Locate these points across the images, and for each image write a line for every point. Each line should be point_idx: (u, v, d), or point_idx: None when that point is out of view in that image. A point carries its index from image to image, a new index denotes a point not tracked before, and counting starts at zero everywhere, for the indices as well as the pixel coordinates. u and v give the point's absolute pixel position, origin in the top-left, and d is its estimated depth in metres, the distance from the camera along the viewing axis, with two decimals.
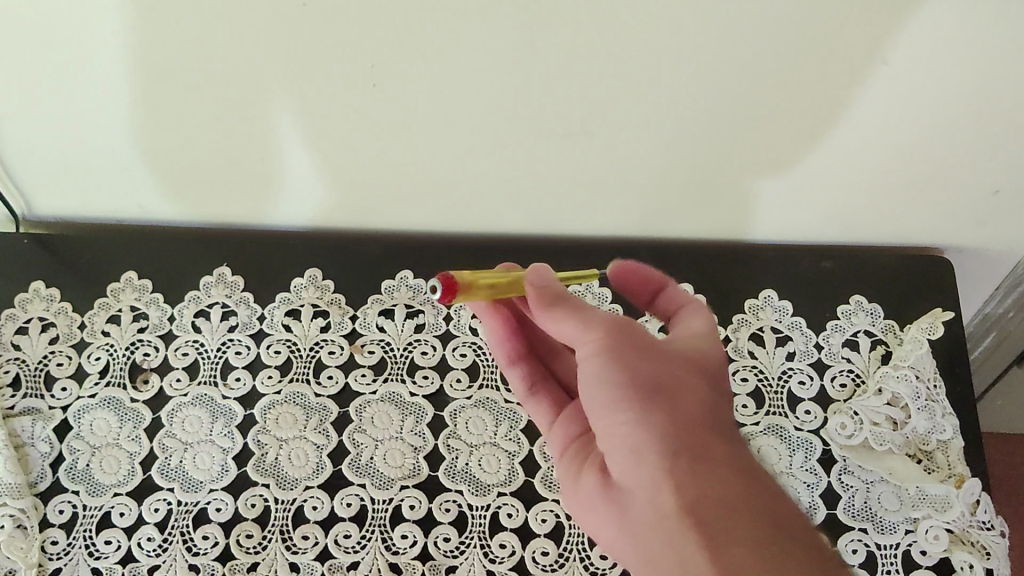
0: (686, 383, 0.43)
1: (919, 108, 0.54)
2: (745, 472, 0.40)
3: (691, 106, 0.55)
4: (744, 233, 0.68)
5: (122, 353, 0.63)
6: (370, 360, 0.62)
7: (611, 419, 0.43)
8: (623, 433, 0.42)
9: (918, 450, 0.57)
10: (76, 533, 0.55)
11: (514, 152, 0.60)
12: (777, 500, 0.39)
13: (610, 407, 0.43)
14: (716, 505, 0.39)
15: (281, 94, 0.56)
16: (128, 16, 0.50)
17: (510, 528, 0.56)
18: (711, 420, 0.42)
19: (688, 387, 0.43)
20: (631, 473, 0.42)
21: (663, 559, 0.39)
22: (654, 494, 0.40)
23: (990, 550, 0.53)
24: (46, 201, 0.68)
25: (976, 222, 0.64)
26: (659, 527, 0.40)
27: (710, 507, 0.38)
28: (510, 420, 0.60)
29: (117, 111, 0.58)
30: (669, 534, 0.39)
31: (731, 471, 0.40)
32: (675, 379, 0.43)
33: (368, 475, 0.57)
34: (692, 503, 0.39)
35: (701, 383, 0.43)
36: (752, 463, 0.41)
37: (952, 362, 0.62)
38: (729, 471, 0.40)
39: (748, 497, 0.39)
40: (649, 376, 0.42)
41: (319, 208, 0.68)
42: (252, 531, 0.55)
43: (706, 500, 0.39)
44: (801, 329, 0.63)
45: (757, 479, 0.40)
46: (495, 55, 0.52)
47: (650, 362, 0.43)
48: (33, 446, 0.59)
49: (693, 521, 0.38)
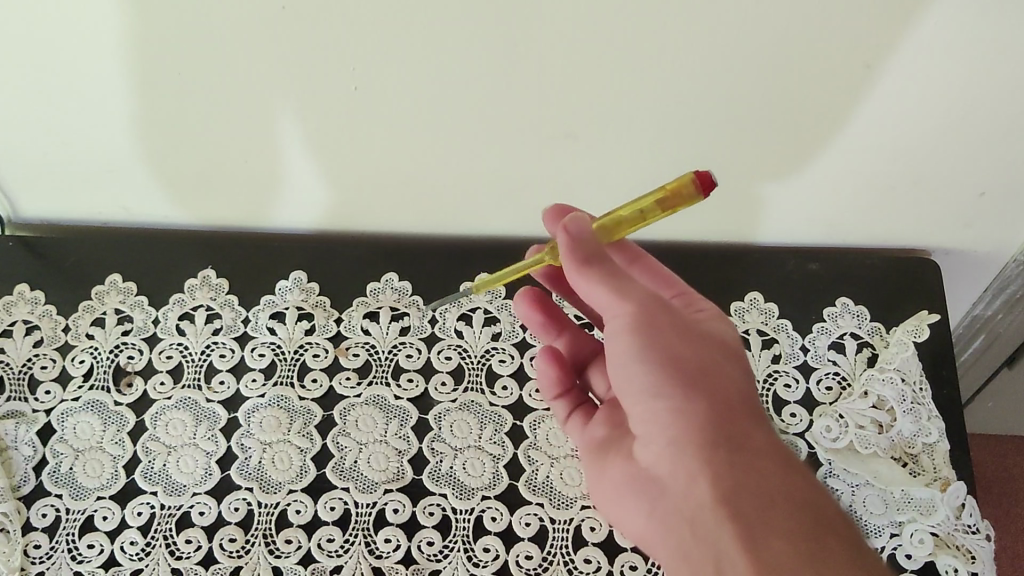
0: (719, 365, 0.44)
1: (903, 111, 0.54)
2: (778, 460, 0.41)
3: (674, 108, 0.55)
4: (730, 235, 0.67)
5: (106, 356, 0.62)
6: (354, 363, 0.62)
7: (647, 400, 0.44)
8: (662, 417, 0.43)
9: (904, 454, 0.57)
10: (59, 537, 0.55)
11: (498, 155, 0.60)
12: (808, 488, 0.41)
13: (647, 390, 0.44)
14: (755, 498, 0.40)
15: (265, 96, 0.56)
16: (106, 17, 0.50)
17: (493, 532, 0.55)
18: (746, 406, 0.43)
19: (724, 370, 0.44)
20: (666, 459, 0.43)
21: (696, 545, 0.41)
22: (689, 480, 0.42)
23: (975, 554, 0.53)
24: (31, 203, 0.68)
25: (962, 223, 0.64)
26: (695, 514, 0.41)
27: (748, 498, 0.40)
28: (495, 423, 0.60)
29: (100, 114, 0.58)
30: (705, 521, 0.41)
31: (765, 459, 0.41)
32: (710, 362, 0.44)
33: (352, 479, 0.57)
34: (730, 495, 0.40)
35: (733, 366, 0.44)
36: (783, 450, 0.42)
37: (938, 365, 0.61)
38: (766, 459, 0.41)
39: (783, 488, 0.40)
40: (685, 359, 0.43)
41: (305, 210, 0.67)
42: (234, 535, 0.55)
43: (744, 492, 0.40)
44: (787, 332, 0.63)
45: (790, 467, 0.41)
46: (477, 57, 0.52)
47: (686, 345, 0.43)
48: (16, 449, 0.58)
49: (730, 512, 0.40)
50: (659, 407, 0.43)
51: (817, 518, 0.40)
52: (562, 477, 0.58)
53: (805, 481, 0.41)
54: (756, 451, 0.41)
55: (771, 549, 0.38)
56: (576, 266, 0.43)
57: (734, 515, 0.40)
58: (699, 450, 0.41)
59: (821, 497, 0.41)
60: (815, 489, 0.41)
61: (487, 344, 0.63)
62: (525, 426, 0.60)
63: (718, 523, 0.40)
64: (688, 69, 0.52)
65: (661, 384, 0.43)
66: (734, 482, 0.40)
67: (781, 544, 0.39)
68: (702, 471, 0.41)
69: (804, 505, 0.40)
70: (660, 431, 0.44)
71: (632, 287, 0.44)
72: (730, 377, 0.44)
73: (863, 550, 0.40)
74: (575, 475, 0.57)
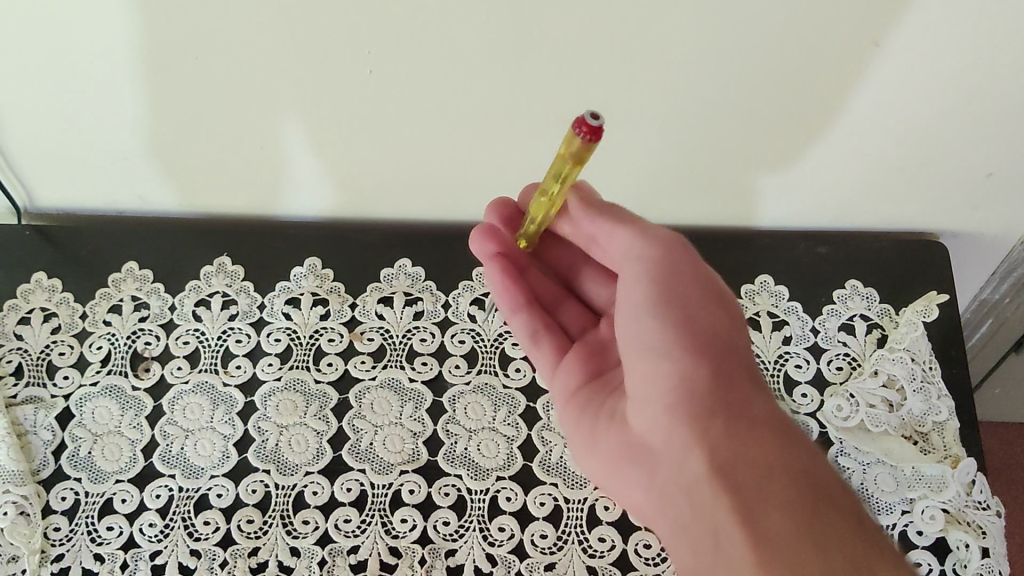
0: (725, 334, 0.45)
1: (914, 90, 0.54)
2: (780, 433, 0.42)
3: (686, 90, 0.55)
4: (741, 220, 0.68)
5: (124, 342, 0.63)
6: (369, 347, 0.63)
7: (652, 368, 0.45)
8: (662, 382, 0.44)
9: (914, 432, 0.58)
10: (79, 520, 0.56)
11: (510, 140, 0.61)
12: (808, 462, 0.41)
13: (652, 352, 0.44)
14: (754, 468, 0.40)
15: (281, 84, 0.57)
16: (126, 6, 0.51)
17: (508, 512, 0.56)
18: (750, 380, 0.44)
19: (729, 340, 0.45)
20: (663, 428, 0.44)
21: (690, 517, 0.41)
22: (685, 449, 0.42)
23: (986, 530, 0.54)
24: (47, 193, 0.68)
25: (970, 206, 0.64)
26: (689, 484, 0.42)
27: (746, 469, 0.40)
28: (509, 405, 0.60)
29: (117, 103, 0.59)
30: (700, 492, 0.41)
31: (765, 430, 0.42)
32: (715, 330, 0.44)
33: (368, 460, 0.58)
34: (727, 466, 0.41)
35: (737, 336, 0.45)
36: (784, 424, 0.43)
37: (947, 345, 0.62)
38: (767, 431, 0.42)
39: (782, 460, 0.41)
40: (695, 321, 0.44)
41: (319, 197, 0.68)
42: (252, 517, 0.56)
43: (743, 463, 0.41)
44: (797, 314, 0.63)
45: (791, 440, 0.42)
46: (492, 40, 0.52)
47: (694, 309, 0.45)
48: (35, 434, 0.59)
49: (726, 482, 0.40)
50: (659, 376, 0.44)
51: (815, 491, 0.40)
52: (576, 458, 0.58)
53: (805, 455, 0.42)
54: (757, 423, 0.42)
55: (767, 520, 0.39)
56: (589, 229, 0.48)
57: (731, 486, 0.40)
58: (698, 419, 0.42)
59: (821, 470, 0.41)
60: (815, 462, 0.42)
61: (500, 328, 0.64)
62: (538, 408, 0.60)
63: (714, 492, 0.40)
64: (699, 51, 0.52)
65: (667, 346, 0.44)
66: (734, 453, 0.41)
67: (777, 517, 0.39)
68: (700, 441, 0.42)
69: (804, 477, 0.40)
70: (658, 400, 0.44)
71: (645, 243, 0.47)
72: (732, 346, 0.45)
73: (862, 523, 0.40)
74: None
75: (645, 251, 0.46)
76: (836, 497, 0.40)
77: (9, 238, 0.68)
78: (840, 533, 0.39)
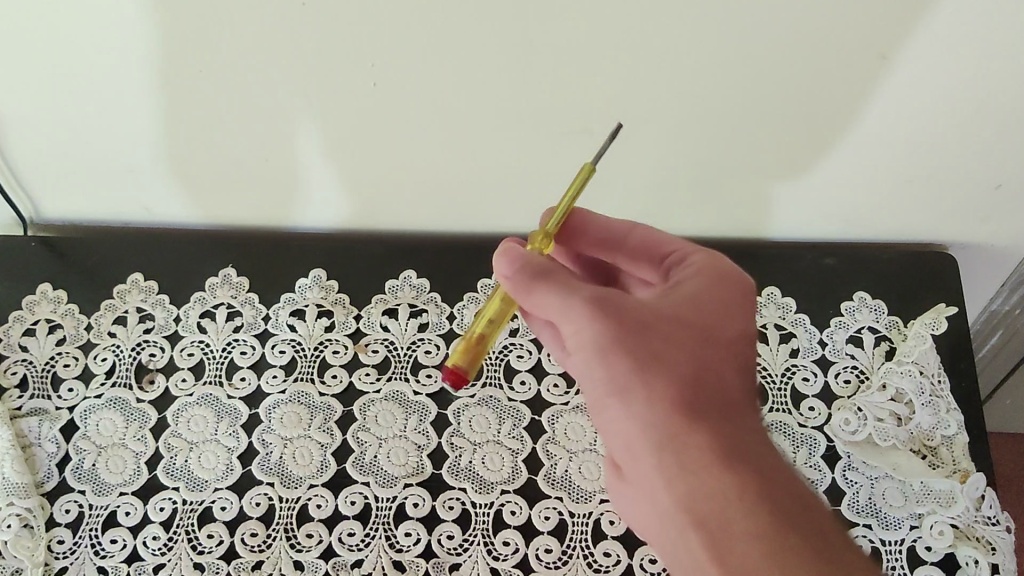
0: (676, 350, 0.41)
1: (922, 102, 0.54)
2: (739, 454, 0.39)
3: (691, 101, 0.55)
4: (749, 231, 0.68)
5: (128, 353, 0.63)
6: (374, 359, 0.62)
7: (605, 405, 0.42)
8: (617, 418, 0.41)
9: (922, 446, 0.57)
10: (83, 533, 0.56)
11: (516, 151, 0.61)
12: (773, 475, 0.39)
13: (600, 392, 0.41)
14: (714, 497, 0.38)
15: (285, 97, 0.56)
16: (130, 18, 0.51)
17: (513, 526, 0.56)
18: (710, 392, 0.40)
19: (680, 354, 0.41)
20: (629, 458, 0.41)
21: (668, 544, 0.40)
22: (651, 483, 0.40)
23: (995, 545, 0.53)
24: (53, 204, 0.68)
25: (979, 217, 0.64)
26: (664, 517, 0.40)
27: (707, 501, 0.38)
28: (514, 418, 0.60)
29: (121, 114, 0.59)
30: (671, 525, 0.40)
31: (721, 452, 0.39)
32: (663, 351, 0.40)
33: (372, 474, 0.58)
34: (688, 500, 0.39)
35: (698, 343, 0.41)
36: (747, 437, 0.40)
37: (956, 358, 0.62)
38: (725, 453, 0.39)
39: (742, 483, 0.38)
40: (638, 349, 0.40)
41: (325, 209, 0.68)
42: (256, 530, 0.55)
43: (701, 494, 0.38)
44: (805, 326, 0.63)
45: (750, 454, 0.39)
46: (497, 52, 0.52)
47: (638, 335, 0.40)
48: (39, 446, 0.59)
49: (692, 516, 0.38)
50: (612, 411, 0.41)
51: (779, 510, 0.38)
52: (581, 472, 0.58)
53: (767, 469, 0.39)
54: (714, 444, 0.39)
55: (735, 553, 0.37)
56: (523, 293, 0.43)
57: (698, 520, 0.38)
58: (655, 455, 0.40)
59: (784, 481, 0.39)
60: (779, 472, 0.39)
61: (505, 340, 0.64)
62: (543, 421, 0.60)
63: (682, 527, 0.39)
64: (704, 62, 0.52)
65: (614, 383, 0.41)
66: (694, 487, 0.39)
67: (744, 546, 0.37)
68: (661, 475, 0.39)
69: (768, 496, 0.38)
70: (618, 431, 0.41)
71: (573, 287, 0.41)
72: (687, 359, 0.41)
73: (832, 534, 0.38)
74: (594, 470, 0.58)
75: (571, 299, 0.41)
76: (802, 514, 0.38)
77: (15, 249, 0.68)
78: (807, 556, 0.36)
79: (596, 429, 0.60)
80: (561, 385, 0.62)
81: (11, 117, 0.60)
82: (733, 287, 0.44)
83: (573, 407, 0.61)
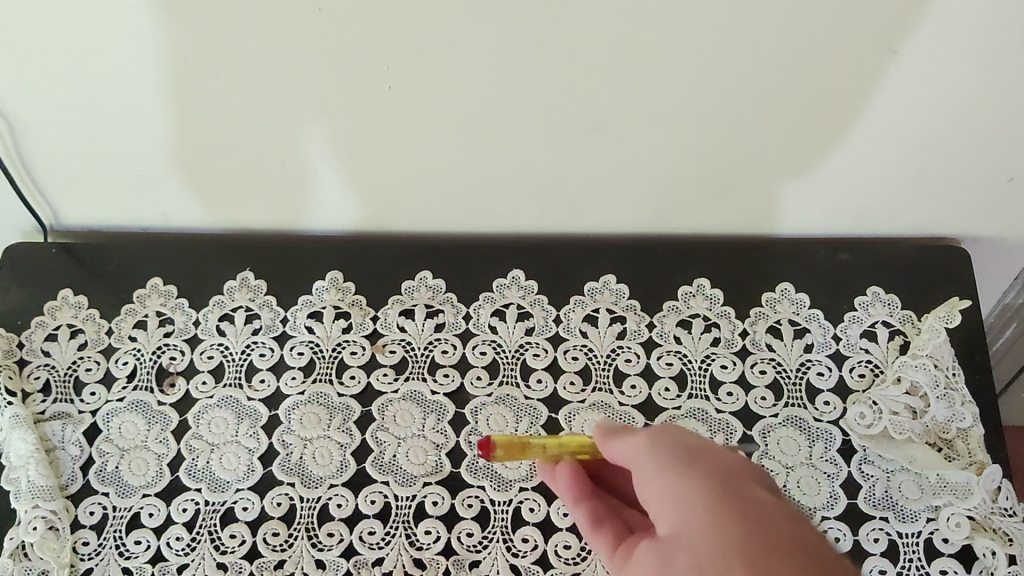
0: (722, 451, 0.42)
1: (938, 94, 0.54)
2: (770, 501, 0.38)
3: (708, 97, 0.55)
4: (765, 228, 0.68)
5: (149, 357, 0.64)
6: (391, 360, 0.63)
7: (644, 468, 0.42)
8: (653, 473, 0.41)
9: (938, 439, 0.58)
10: (108, 534, 0.56)
11: (530, 154, 0.61)
12: (806, 526, 0.37)
13: (642, 455, 0.42)
14: (748, 521, 0.37)
15: (301, 102, 0.57)
16: (149, 24, 0.52)
17: (532, 523, 0.56)
18: (748, 474, 0.41)
19: (725, 452, 0.42)
20: (659, 507, 0.40)
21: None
22: (680, 516, 0.39)
23: (1013, 537, 0.53)
24: (72, 212, 0.69)
25: (992, 210, 0.64)
26: (685, 541, 0.38)
27: (741, 524, 0.37)
28: (531, 416, 0.60)
29: (139, 120, 0.59)
30: (692, 545, 0.37)
31: (758, 498, 0.38)
32: (709, 446, 0.42)
33: (391, 473, 0.58)
34: (717, 519, 0.37)
35: (741, 460, 0.42)
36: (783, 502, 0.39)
37: (970, 351, 0.62)
38: (760, 500, 0.38)
39: (776, 518, 0.37)
40: (687, 442, 0.42)
41: (342, 212, 0.68)
42: (278, 530, 0.56)
43: (730, 518, 0.37)
44: (819, 321, 0.63)
45: (801, 522, 0.37)
46: (511, 54, 0.53)
47: (690, 438, 0.42)
48: (63, 449, 0.60)
49: (716, 529, 0.37)
50: (649, 465, 0.41)
51: (807, 540, 0.36)
52: None
53: (800, 521, 0.38)
54: (754, 496, 0.38)
55: (760, 556, 0.35)
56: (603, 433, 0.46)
57: (722, 533, 0.37)
58: (689, 487, 0.39)
59: (815, 532, 0.37)
60: (812, 526, 0.38)
61: (521, 339, 0.64)
62: (560, 418, 0.60)
63: (705, 540, 0.37)
64: (722, 58, 0.52)
65: (657, 445, 0.42)
66: (744, 531, 0.36)
67: (770, 551, 0.35)
68: (692, 500, 0.38)
69: (802, 535, 0.36)
70: (649, 488, 0.41)
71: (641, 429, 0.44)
72: (730, 455, 0.42)
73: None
74: None
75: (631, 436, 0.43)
76: (831, 551, 0.36)
77: (36, 257, 0.69)
78: (831, 571, 0.35)
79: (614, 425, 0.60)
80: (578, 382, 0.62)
81: (31, 124, 0.60)
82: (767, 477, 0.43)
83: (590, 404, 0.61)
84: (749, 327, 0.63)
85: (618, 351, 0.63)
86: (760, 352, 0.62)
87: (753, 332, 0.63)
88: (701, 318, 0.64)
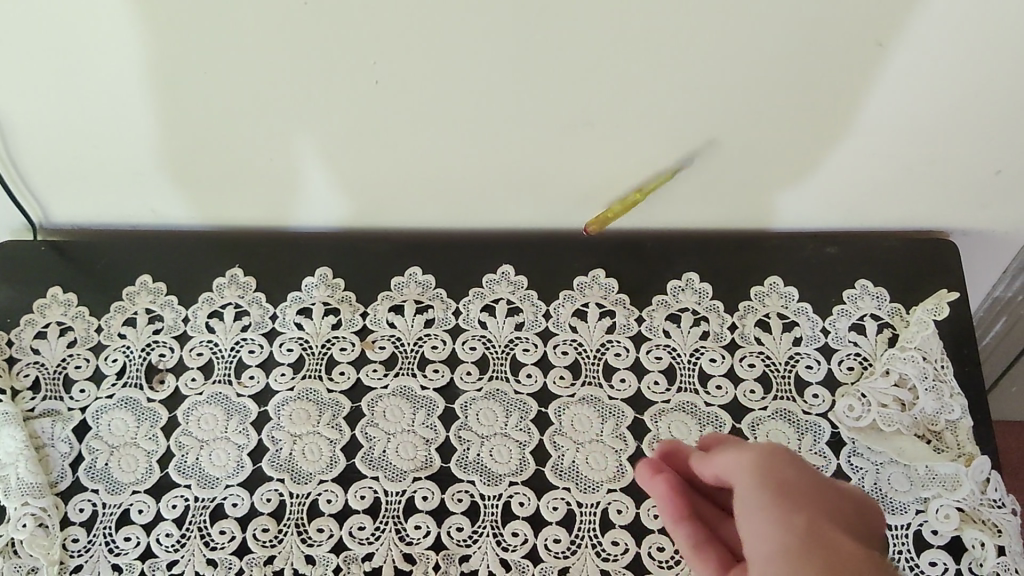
0: (826, 499, 0.39)
1: (924, 86, 0.54)
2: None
3: (695, 91, 0.55)
4: (754, 223, 0.68)
5: (138, 354, 0.64)
6: (381, 356, 0.63)
7: (748, 517, 0.39)
8: (766, 527, 0.38)
9: (927, 431, 0.58)
10: (97, 531, 0.56)
11: (519, 150, 0.61)
12: None
13: (749, 499, 0.39)
14: None
15: (288, 100, 0.57)
16: (135, 20, 0.52)
17: (522, 517, 0.56)
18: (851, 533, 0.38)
19: (832, 500, 0.40)
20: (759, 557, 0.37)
21: None
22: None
23: (1002, 528, 0.53)
24: (62, 209, 0.69)
25: (980, 203, 0.64)
26: None
27: None
28: (521, 411, 0.60)
29: (128, 117, 0.59)
30: None
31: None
32: (818, 492, 0.39)
33: (381, 468, 0.58)
34: None
35: (845, 509, 0.40)
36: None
37: (958, 343, 0.62)
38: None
39: None
40: (802, 486, 0.39)
41: (332, 209, 0.68)
42: (268, 525, 0.56)
43: None
44: (807, 315, 0.64)
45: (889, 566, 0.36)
46: (498, 49, 0.53)
47: (799, 472, 0.40)
48: (53, 447, 0.60)
49: None
50: (757, 513, 0.39)
51: None
52: (588, 462, 0.58)
53: None
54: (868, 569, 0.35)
55: None
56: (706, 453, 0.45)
57: None
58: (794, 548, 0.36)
59: None
60: None
61: (511, 334, 0.64)
62: (550, 413, 0.60)
63: None
64: (708, 52, 0.52)
65: (766, 482, 0.40)
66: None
67: None
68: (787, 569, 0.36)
69: None
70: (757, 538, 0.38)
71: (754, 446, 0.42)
72: (833, 503, 0.39)
73: None
74: (601, 460, 0.58)
75: (745, 454, 0.41)
76: None
77: (26, 255, 0.69)
78: None
79: (603, 419, 0.60)
80: (567, 377, 0.62)
81: (20, 122, 0.60)
82: (870, 518, 0.41)
83: (579, 399, 0.61)
84: (737, 321, 0.63)
85: (608, 345, 0.63)
86: (749, 346, 0.62)
87: (742, 327, 0.63)
88: (690, 313, 0.64)
